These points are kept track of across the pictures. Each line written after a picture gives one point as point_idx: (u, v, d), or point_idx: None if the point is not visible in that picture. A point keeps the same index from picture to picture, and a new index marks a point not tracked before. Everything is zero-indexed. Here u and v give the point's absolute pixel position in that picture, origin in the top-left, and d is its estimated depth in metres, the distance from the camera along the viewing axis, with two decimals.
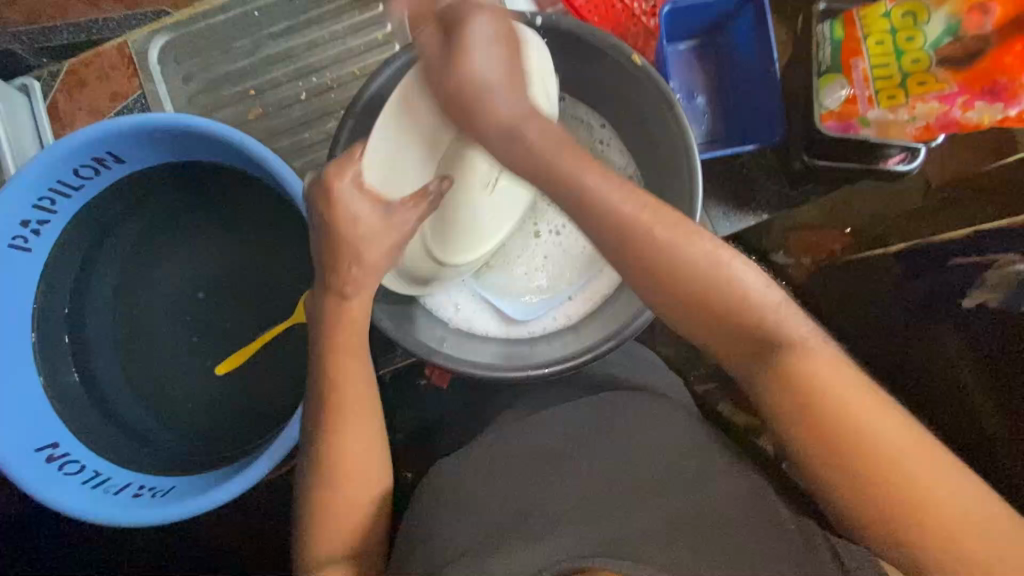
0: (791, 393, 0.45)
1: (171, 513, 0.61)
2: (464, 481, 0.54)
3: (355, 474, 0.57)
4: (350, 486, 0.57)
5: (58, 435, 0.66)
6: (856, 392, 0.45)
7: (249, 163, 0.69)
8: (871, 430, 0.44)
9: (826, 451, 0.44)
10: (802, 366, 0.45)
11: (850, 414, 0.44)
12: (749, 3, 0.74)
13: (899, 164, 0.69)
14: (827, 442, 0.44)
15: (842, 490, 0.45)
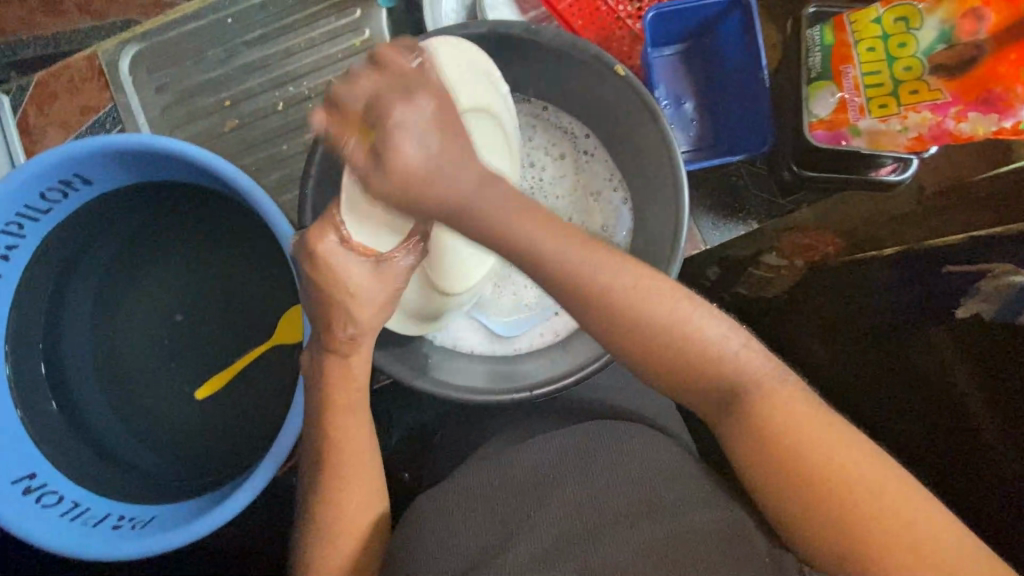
0: (756, 424, 0.45)
1: (152, 546, 0.59)
2: (446, 511, 0.52)
3: (354, 493, 0.56)
4: (348, 507, 0.55)
5: (36, 466, 0.65)
6: (820, 423, 0.44)
7: (222, 183, 0.67)
8: (841, 471, 0.42)
9: (798, 482, 0.43)
10: (765, 400, 0.45)
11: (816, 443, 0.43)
12: (736, 7, 0.71)
13: (890, 175, 0.67)
14: (796, 486, 0.43)
15: (820, 525, 0.42)
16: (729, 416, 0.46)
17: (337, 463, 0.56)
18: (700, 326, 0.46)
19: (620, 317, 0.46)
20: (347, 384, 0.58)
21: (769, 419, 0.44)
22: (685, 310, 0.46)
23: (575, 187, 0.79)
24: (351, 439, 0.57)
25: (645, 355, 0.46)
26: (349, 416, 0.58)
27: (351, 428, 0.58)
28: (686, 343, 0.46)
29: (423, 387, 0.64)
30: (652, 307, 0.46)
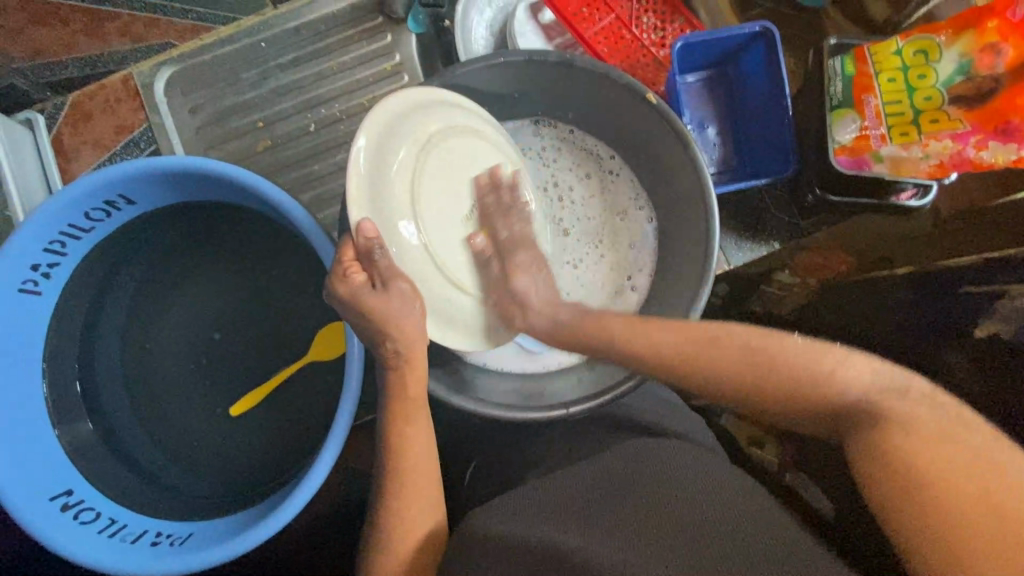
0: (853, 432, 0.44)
1: (195, 562, 0.60)
2: (497, 531, 0.52)
3: (417, 495, 0.59)
4: (409, 509, 0.58)
5: (71, 482, 0.65)
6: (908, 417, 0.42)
7: (264, 203, 0.68)
8: (938, 475, 0.39)
9: (877, 467, 0.41)
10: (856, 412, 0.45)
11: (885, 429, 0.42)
12: (759, 38, 0.74)
13: (910, 200, 0.70)
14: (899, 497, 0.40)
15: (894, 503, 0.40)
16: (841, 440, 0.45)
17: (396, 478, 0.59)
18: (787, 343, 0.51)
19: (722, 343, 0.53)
20: (399, 398, 0.62)
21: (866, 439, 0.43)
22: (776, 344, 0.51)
23: (602, 207, 0.81)
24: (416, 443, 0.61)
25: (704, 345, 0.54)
26: (408, 427, 0.61)
27: (400, 440, 0.60)
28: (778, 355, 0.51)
29: (458, 403, 0.65)
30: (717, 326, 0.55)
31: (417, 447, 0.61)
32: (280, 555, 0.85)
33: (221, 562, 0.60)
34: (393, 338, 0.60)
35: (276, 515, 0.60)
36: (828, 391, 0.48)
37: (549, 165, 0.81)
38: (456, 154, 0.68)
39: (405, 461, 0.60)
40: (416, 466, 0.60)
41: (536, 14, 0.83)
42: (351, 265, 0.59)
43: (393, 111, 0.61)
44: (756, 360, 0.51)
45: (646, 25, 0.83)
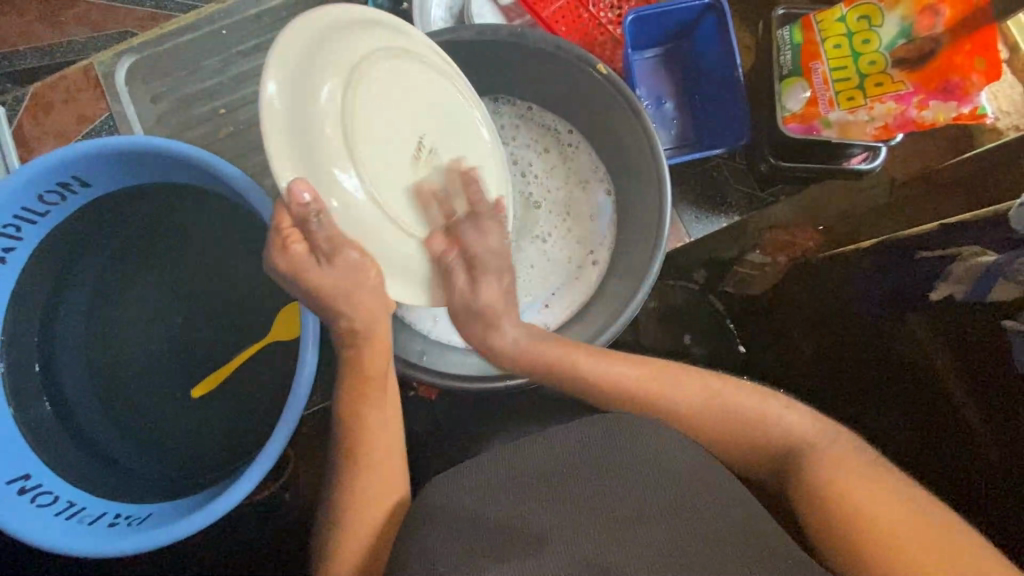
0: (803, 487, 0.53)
1: (149, 541, 0.59)
2: (453, 497, 0.52)
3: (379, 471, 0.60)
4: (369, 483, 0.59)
5: (28, 467, 0.64)
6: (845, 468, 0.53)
7: (221, 184, 0.68)
8: (877, 509, 0.49)
9: (828, 514, 0.50)
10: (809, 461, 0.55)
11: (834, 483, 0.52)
12: (710, 10, 0.75)
13: (862, 163, 0.71)
14: (833, 524, 0.50)
15: (842, 542, 0.49)
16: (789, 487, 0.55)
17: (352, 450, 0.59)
18: (728, 394, 0.61)
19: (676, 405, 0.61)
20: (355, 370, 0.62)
21: (815, 482, 0.52)
22: (716, 388, 0.61)
23: (563, 180, 0.82)
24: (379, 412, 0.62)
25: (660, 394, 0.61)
26: (371, 398, 0.63)
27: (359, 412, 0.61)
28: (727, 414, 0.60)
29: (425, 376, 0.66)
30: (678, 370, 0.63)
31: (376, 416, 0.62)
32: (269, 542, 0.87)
33: (177, 539, 0.60)
34: (347, 317, 0.60)
35: (232, 490, 0.60)
36: (760, 433, 0.59)
37: (507, 144, 0.82)
38: (389, 86, 0.60)
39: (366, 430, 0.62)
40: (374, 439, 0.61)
41: None
42: (290, 233, 0.56)
43: (313, 33, 0.55)
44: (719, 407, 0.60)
45: (603, 3, 0.84)
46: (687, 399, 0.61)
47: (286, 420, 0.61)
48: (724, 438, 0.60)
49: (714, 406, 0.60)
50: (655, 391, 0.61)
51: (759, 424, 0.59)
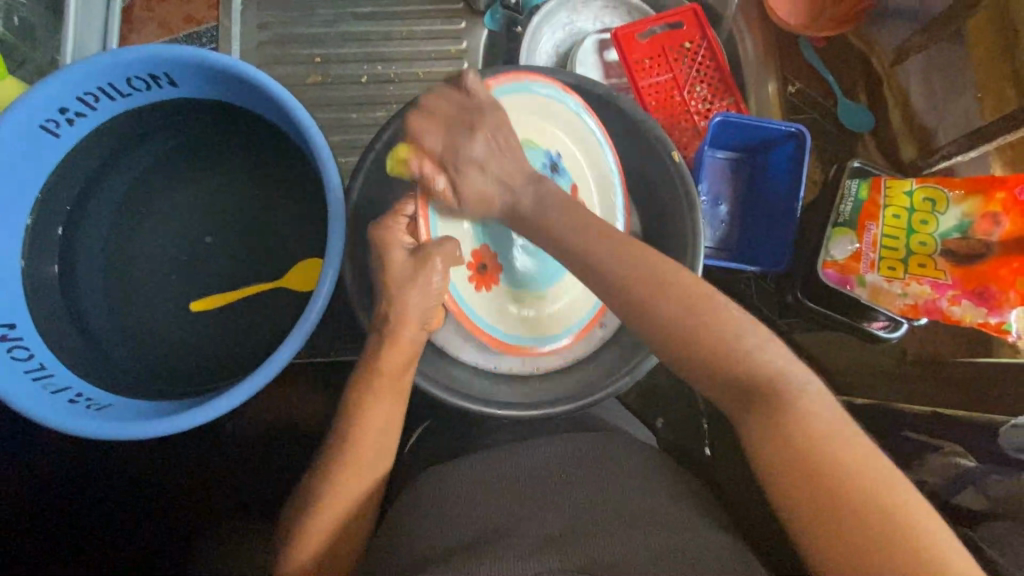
0: (774, 433, 0.47)
1: (102, 430, 0.61)
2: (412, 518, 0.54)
3: (372, 444, 0.62)
4: (363, 450, 0.61)
5: (16, 318, 0.66)
6: (819, 421, 0.47)
7: (292, 127, 0.71)
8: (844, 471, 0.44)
9: (789, 473, 0.46)
10: (794, 409, 0.47)
11: (812, 440, 0.46)
12: (792, 140, 0.78)
13: (880, 330, 0.73)
14: (781, 449, 0.47)
15: (809, 514, 0.45)
16: (755, 425, 0.48)
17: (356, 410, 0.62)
18: (755, 347, 0.50)
19: (644, 293, 0.53)
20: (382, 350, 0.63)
21: (791, 421, 0.47)
22: (741, 325, 0.50)
23: None
24: (382, 383, 0.63)
25: (639, 305, 0.53)
26: (364, 397, 0.63)
27: (372, 388, 0.63)
28: (730, 359, 0.49)
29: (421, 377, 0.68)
30: (672, 289, 0.52)
31: (397, 383, 0.63)
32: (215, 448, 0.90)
33: (128, 438, 0.61)
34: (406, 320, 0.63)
35: (193, 413, 0.61)
36: (737, 352, 0.49)
37: None
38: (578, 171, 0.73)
39: (372, 401, 0.62)
40: (399, 400, 0.64)
41: (603, 50, 0.92)
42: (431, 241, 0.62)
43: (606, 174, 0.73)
44: (694, 332, 0.50)
45: (696, 94, 0.89)
46: (647, 272, 0.53)
47: (269, 367, 0.62)
48: (697, 351, 0.50)
49: (722, 342, 0.50)
50: (658, 293, 0.52)
51: (755, 376, 0.49)
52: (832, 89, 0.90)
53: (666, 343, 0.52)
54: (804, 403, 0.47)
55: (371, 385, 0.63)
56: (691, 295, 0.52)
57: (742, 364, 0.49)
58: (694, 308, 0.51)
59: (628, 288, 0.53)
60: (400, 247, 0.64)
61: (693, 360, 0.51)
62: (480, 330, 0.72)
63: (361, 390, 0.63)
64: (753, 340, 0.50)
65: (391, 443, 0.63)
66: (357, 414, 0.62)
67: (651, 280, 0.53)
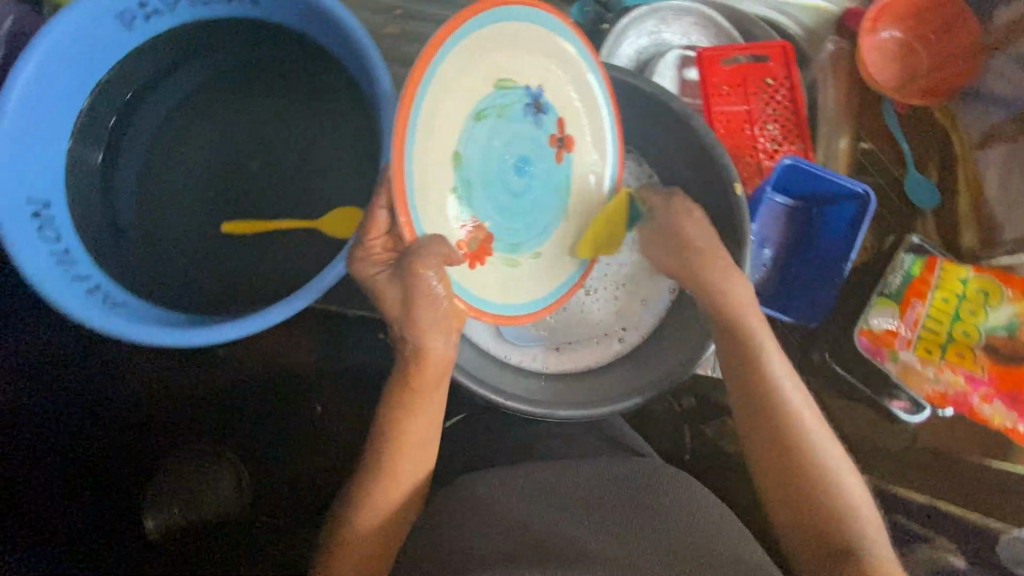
0: (801, 489, 0.60)
1: (115, 328, 0.62)
2: None
3: (410, 454, 0.65)
4: (402, 461, 0.64)
5: (52, 198, 0.67)
6: (841, 488, 0.60)
7: (360, 70, 0.70)
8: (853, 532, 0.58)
9: (808, 522, 0.59)
10: (825, 474, 0.61)
11: (832, 502, 0.59)
12: (854, 200, 0.75)
13: (901, 409, 0.72)
14: (807, 505, 0.60)
15: (815, 557, 0.58)
16: (792, 479, 0.61)
17: (399, 422, 0.65)
18: (805, 418, 0.63)
19: (740, 353, 0.67)
20: (422, 355, 0.63)
21: (820, 483, 0.60)
22: (799, 399, 0.64)
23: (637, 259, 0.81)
24: (423, 397, 0.65)
25: (735, 359, 0.67)
26: (406, 409, 0.65)
27: (415, 402, 0.65)
28: (788, 422, 0.63)
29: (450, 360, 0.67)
30: (759, 356, 0.66)
31: (435, 394, 0.65)
32: (211, 385, 0.95)
33: (138, 340, 0.62)
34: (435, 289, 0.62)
35: (201, 331, 0.62)
36: (793, 418, 0.63)
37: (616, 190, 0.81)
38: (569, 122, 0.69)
39: (412, 416, 0.65)
40: (437, 414, 0.66)
41: (682, 68, 0.90)
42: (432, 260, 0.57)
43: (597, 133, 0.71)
44: (764, 394, 0.64)
45: (767, 133, 0.87)
46: (737, 337, 0.67)
47: (262, 320, 0.62)
48: (765, 407, 0.64)
49: (788, 410, 0.63)
50: (748, 357, 0.66)
51: (800, 438, 0.62)
52: (905, 157, 0.88)
53: (739, 397, 0.65)
54: (834, 473, 0.61)
55: (410, 400, 0.64)
56: (769, 366, 0.65)
57: (793, 428, 0.62)
58: (771, 378, 0.65)
59: (728, 343, 0.67)
60: (386, 272, 0.62)
61: (759, 415, 0.64)
62: (486, 312, 0.65)
63: (401, 405, 0.65)
64: (809, 414, 0.64)
65: (430, 450, 0.66)
66: (399, 425, 0.65)
67: (743, 342, 0.67)
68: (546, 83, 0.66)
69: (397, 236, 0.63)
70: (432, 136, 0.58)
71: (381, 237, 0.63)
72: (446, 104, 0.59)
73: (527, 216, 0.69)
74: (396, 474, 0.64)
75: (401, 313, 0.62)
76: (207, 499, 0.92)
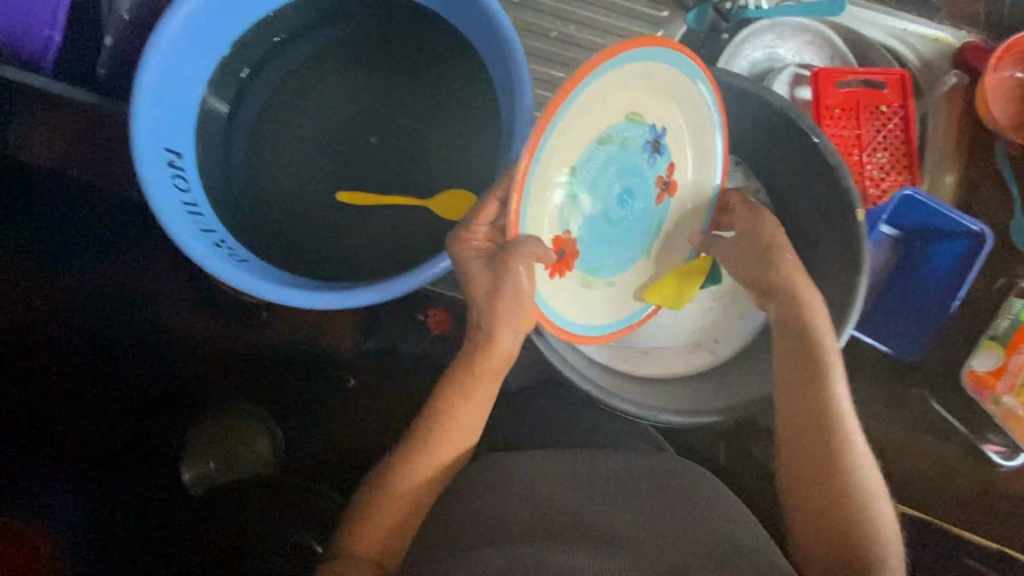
0: (821, 487, 0.61)
1: (239, 283, 0.62)
2: None
3: (457, 433, 0.64)
4: (446, 439, 0.63)
5: (183, 149, 0.69)
6: (859, 495, 0.60)
7: (492, 55, 0.70)
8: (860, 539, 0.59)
9: (816, 517, 0.61)
10: (850, 481, 0.61)
11: (846, 506, 0.60)
12: (968, 239, 0.75)
13: (996, 453, 0.79)
14: (824, 506, 0.61)
15: (815, 549, 0.60)
16: (813, 478, 0.62)
17: (451, 399, 0.63)
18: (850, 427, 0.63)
19: (796, 347, 0.66)
20: (492, 342, 0.62)
21: (845, 488, 0.60)
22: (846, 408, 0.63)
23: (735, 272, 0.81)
24: (480, 378, 0.63)
25: (791, 351, 0.66)
26: (457, 385, 0.64)
27: (470, 382, 0.63)
28: (830, 423, 0.62)
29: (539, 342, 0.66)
30: (817, 356, 0.65)
31: (491, 377, 0.64)
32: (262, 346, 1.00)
33: (259, 298, 0.63)
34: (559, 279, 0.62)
35: (323, 296, 0.63)
36: (835, 423, 0.62)
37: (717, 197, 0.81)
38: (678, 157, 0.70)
39: (465, 398, 0.63)
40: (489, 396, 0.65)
41: (794, 86, 0.89)
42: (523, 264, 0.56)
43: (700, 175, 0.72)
44: (814, 393, 0.64)
45: (875, 160, 0.86)
46: (799, 337, 0.66)
47: (372, 292, 0.63)
48: (807, 404, 0.64)
49: (832, 412, 0.63)
50: (802, 352, 0.65)
51: (837, 442, 0.62)
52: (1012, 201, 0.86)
53: (786, 390, 0.65)
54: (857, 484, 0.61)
55: (467, 381, 0.63)
56: (822, 366, 0.64)
57: (834, 433, 0.62)
58: (822, 377, 0.64)
59: (787, 339, 0.67)
60: (477, 261, 0.60)
61: (799, 410, 0.64)
62: (556, 324, 0.64)
63: (456, 384, 0.64)
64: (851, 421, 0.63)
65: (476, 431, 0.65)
66: (449, 401, 0.64)
67: (805, 340, 0.66)
68: (670, 125, 0.67)
69: (500, 230, 0.60)
70: (561, 149, 0.57)
71: (486, 227, 0.60)
72: (582, 123, 0.58)
73: (616, 245, 0.69)
74: (441, 449, 0.63)
75: (484, 302, 0.60)
76: (242, 453, 0.97)
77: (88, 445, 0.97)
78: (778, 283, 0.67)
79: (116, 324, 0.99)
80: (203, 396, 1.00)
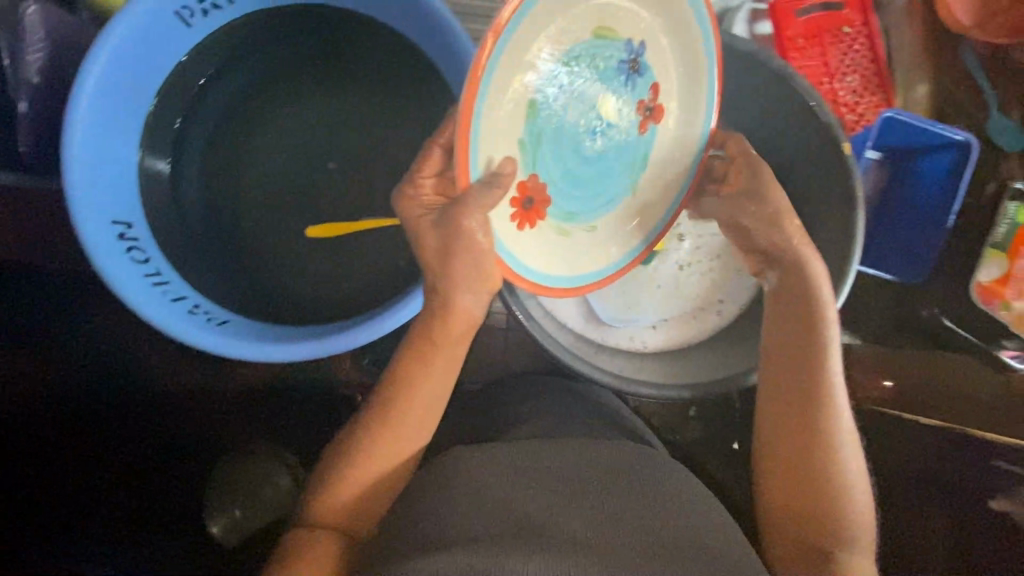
0: (800, 435, 0.60)
1: (226, 349, 0.59)
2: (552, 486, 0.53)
3: (417, 412, 0.60)
4: (403, 424, 0.60)
5: (133, 218, 0.64)
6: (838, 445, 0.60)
7: (437, 53, 0.65)
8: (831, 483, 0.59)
9: (789, 463, 0.60)
10: (829, 428, 0.60)
11: (825, 452, 0.60)
12: (954, 150, 0.74)
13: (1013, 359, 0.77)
14: (798, 453, 0.60)
15: (783, 493, 0.60)
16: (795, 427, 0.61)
17: (407, 381, 0.60)
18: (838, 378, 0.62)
19: (787, 307, 0.64)
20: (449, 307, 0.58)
21: (824, 436, 0.60)
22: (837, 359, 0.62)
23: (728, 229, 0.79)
24: (437, 352, 0.60)
25: (781, 312, 0.64)
26: (414, 365, 0.60)
27: (428, 362, 0.60)
28: (822, 378, 0.61)
29: (520, 317, 0.63)
30: (809, 312, 0.62)
31: (453, 349, 0.60)
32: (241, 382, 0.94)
33: (250, 359, 0.59)
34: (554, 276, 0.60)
35: (318, 342, 0.59)
36: (825, 377, 0.61)
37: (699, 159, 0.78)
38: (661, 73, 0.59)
39: (423, 374, 0.60)
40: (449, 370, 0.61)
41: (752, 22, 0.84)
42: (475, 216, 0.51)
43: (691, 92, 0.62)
44: (804, 350, 0.62)
45: (847, 84, 0.84)
46: (787, 296, 0.64)
47: (365, 330, 0.60)
48: (794, 358, 0.62)
49: (821, 366, 0.61)
50: (790, 311, 0.63)
51: (825, 395, 0.61)
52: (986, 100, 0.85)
53: (776, 345, 0.64)
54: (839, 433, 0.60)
55: (420, 356, 0.60)
56: (816, 322, 0.62)
57: (822, 384, 0.61)
58: (815, 334, 0.62)
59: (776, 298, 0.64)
60: (425, 213, 0.59)
61: (788, 363, 0.62)
62: (527, 279, 0.57)
63: (409, 362, 0.60)
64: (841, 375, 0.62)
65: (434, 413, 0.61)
66: (400, 376, 0.60)
67: (794, 298, 0.63)
68: (648, 38, 0.57)
69: (447, 181, 0.59)
70: (510, 77, 0.49)
71: (432, 176, 0.59)
72: (533, 46, 0.49)
73: (597, 186, 0.60)
74: (404, 437, 0.60)
75: (438, 262, 0.57)
76: (256, 497, 0.90)
77: (100, 524, 0.93)
78: (776, 229, 0.64)
79: (89, 404, 0.93)
80: (198, 447, 0.94)
